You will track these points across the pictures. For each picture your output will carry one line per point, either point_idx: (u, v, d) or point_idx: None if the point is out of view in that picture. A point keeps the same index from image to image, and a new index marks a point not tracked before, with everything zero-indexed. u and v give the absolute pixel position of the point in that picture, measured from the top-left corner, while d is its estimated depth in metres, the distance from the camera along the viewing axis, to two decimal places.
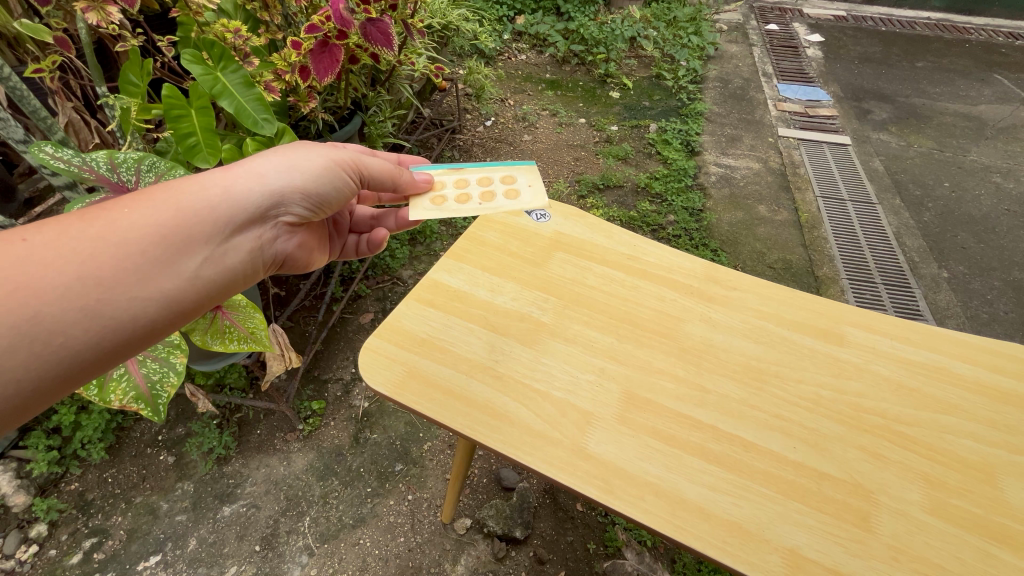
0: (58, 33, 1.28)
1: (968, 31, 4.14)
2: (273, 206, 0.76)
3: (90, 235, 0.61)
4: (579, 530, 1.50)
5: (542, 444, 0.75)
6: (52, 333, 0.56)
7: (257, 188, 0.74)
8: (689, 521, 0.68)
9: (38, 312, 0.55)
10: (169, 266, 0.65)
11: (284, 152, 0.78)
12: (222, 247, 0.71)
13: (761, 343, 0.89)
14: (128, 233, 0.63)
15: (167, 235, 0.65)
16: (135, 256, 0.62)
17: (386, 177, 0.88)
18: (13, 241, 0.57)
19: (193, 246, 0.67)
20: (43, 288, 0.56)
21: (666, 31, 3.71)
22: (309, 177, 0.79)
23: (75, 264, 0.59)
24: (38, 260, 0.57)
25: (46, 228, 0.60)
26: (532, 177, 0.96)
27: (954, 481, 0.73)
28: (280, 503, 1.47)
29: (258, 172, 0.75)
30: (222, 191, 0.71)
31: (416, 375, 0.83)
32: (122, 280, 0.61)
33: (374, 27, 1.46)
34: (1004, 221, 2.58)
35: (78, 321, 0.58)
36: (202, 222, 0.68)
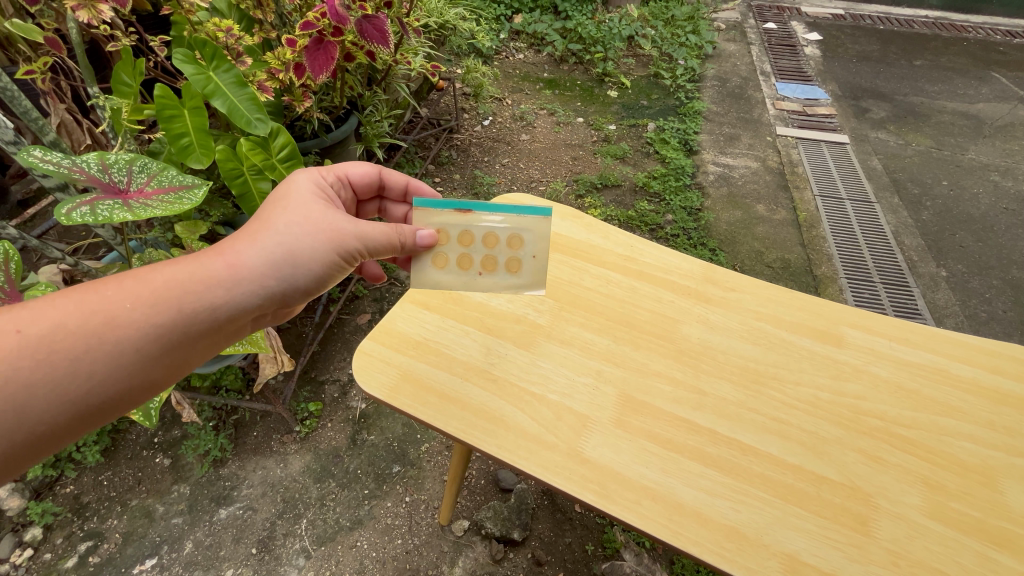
0: (49, 33, 1.27)
1: (966, 29, 4.14)
2: (276, 299, 0.71)
3: (85, 331, 0.58)
4: (577, 531, 1.49)
5: (538, 448, 0.74)
6: (36, 428, 0.56)
7: (260, 284, 0.68)
8: (686, 526, 0.67)
9: (27, 412, 0.55)
10: (163, 360, 0.64)
11: (292, 243, 0.70)
12: (218, 336, 0.68)
13: (759, 345, 0.88)
14: (125, 328, 0.60)
15: (165, 333, 0.63)
16: (128, 353, 0.60)
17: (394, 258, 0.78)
18: (8, 332, 0.55)
19: (188, 342, 0.65)
20: (31, 387, 0.55)
21: (664, 30, 3.70)
22: (315, 274, 0.72)
23: (66, 362, 0.57)
24: (29, 355, 0.55)
25: (42, 314, 0.57)
26: (541, 239, 0.82)
27: (952, 484, 0.73)
28: (277, 506, 1.46)
29: (260, 263, 0.68)
30: (223, 287, 0.66)
31: (410, 378, 0.82)
32: (112, 376, 0.60)
33: (369, 24, 1.45)
34: (1002, 219, 2.58)
35: (62, 415, 0.57)
36: (199, 318, 0.65)
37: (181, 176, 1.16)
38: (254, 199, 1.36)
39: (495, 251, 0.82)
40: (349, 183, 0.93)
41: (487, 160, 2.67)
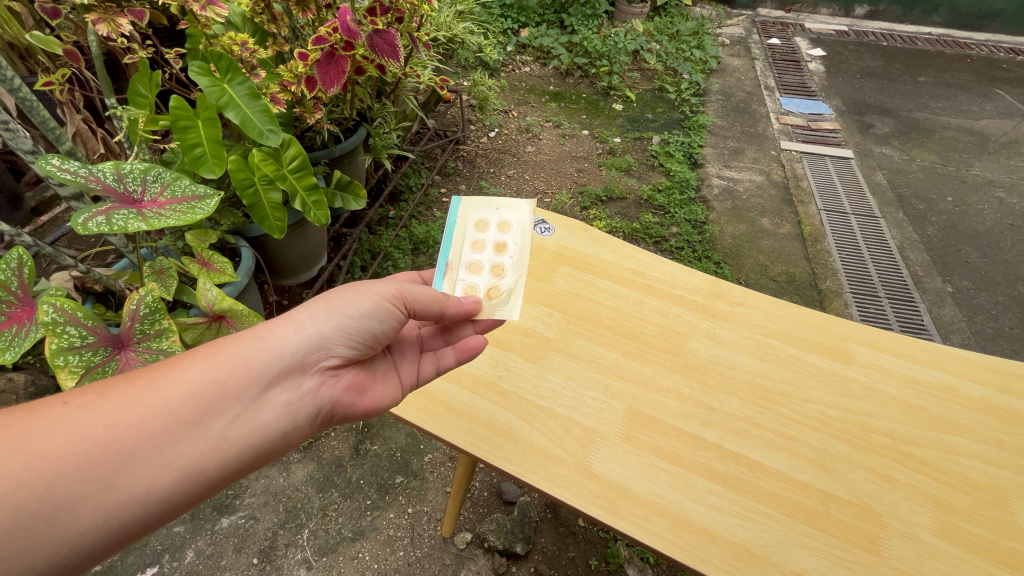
0: (68, 44, 1.30)
1: (969, 46, 4.17)
2: (314, 353, 0.66)
3: (124, 397, 0.57)
4: (580, 545, 1.48)
5: (546, 462, 0.74)
6: (59, 510, 0.51)
7: (295, 335, 0.65)
8: (694, 542, 0.67)
9: (50, 485, 0.51)
10: (194, 428, 0.58)
11: (328, 294, 0.69)
12: (256, 402, 0.62)
13: (766, 361, 0.88)
14: (161, 390, 0.59)
15: (199, 394, 0.60)
16: (162, 416, 0.57)
17: (433, 304, 0.73)
18: (56, 403, 0.56)
19: (223, 404, 0.60)
20: (58, 458, 0.52)
21: (669, 45, 3.74)
22: (350, 316, 0.67)
23: (99, 430, 0.55)
24: (69, 424, 0.54)
25: (91, 388, 0.58)
26: (481, 203, 0.89)
27: (963, 504, 0.72)
28: (279, 515, 1.46)
29: (296, 321, 0.66)
30: (259, 342, 0.64)
31: (418, 390, 0.82)
32: (142, 444, 0.55)
33: (381, 39, 1.48)
34: (1008, 235, 2.58)
35: (85, 491, 0.52)
36: (238, 371, 0.62)
37: (194, 186, 1.18)
38: (264, 208, 1.38)
39: (490, 243, 0.85)
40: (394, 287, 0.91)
41: (493, 171, 2.70)
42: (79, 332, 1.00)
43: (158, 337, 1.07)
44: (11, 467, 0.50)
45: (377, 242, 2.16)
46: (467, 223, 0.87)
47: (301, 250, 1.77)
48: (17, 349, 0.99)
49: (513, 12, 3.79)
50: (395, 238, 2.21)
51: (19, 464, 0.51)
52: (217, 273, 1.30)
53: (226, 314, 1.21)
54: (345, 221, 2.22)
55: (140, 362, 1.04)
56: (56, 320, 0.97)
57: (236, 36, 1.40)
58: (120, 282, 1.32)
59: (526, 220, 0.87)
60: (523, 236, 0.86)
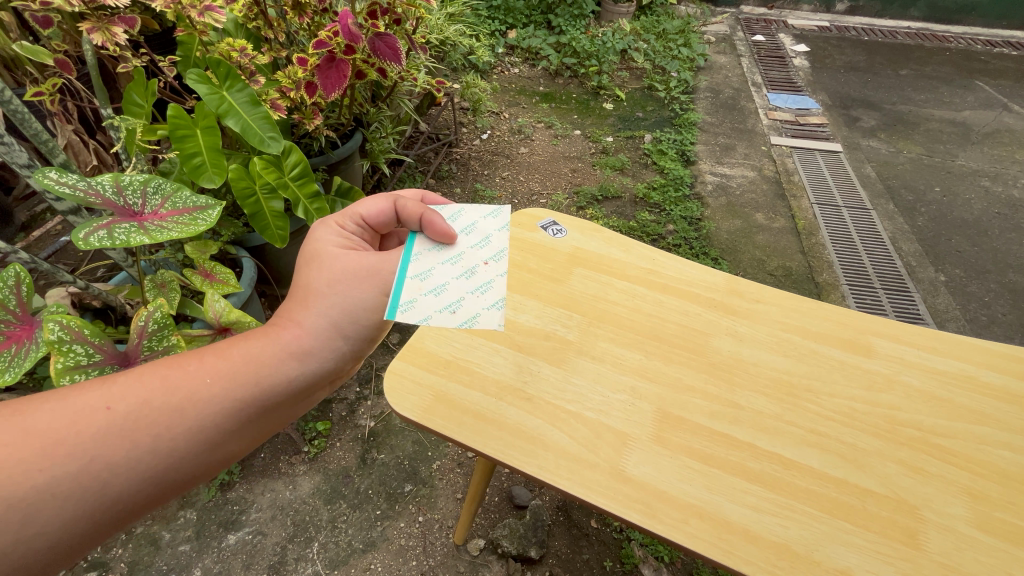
0: (59, 53, 1.26)
1: (947, 39, 4.25)
2: (339, 366, 0.69)
3: (170, 404, 0.56)
4: (594, 547, 1.47)
5: (579, 468, 0.73)
6: (111, 507, 0.52)
7: (328, 353, 0.68)
8: (735, 544, 0.66)
9: (107, 489, 0.52)
10: (239, 434, 0.61)
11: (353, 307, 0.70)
12: (285, 408, 0.65)
13: (789, 357, 0.88)
14: (208, 400, 0.58)
15: (244, 404, 0.60)
16: (209, 427, 0.58)
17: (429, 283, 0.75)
18: (98, 410, 0.53)
19: (264, 412, 0.62)
20: (114, 464, 0.52)
21: (657, 44, 3.76)
22: (371, 333, 0.72)
23: (147, 439, 0.54)
24: (117, 432, 0.53)
25: (131, 390, 0.55)
26: None
27: (996, 494, 0.72)
28: (287, 529, 1.43)
29: (326, 331, 0.68)
30: (297, 351, 0.65)
31: (444, 399, 0.80)
32: (193, 450, 0.56)
33: (381, 43, 1.46)
34: (995, 224, 2.63)
35: (140, 494, 0.54)
36: (277, 383, 0.63)
37: (196, 198, 1.15)
38: (265, 217, 1.35)
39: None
40: (364, 222, 0.80)
41: (487, 174, 2.69)
42: (85, 351, 0.96)
43: (166, 353, 1.05)
44: (63, 474, 0.50)
45: None
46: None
47: (301, 258, 1.74)
48: (17, 369, 0.95)
49: (501, 13, 3.78)
50: None
51: (73, 469, 0.50)
52: (220, 285, 1.27)
53: (233, 326, 1.19)
54: None
55: None
56: (61, 339, 0.94)
57: (233, 42, 1.37)
58: (119, 297, 1.29)
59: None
60: None
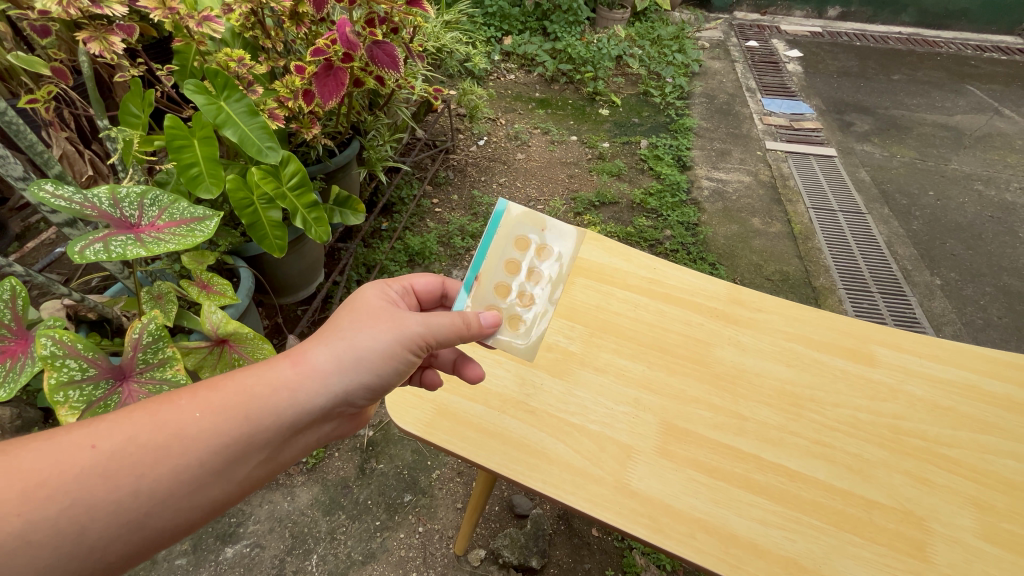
0: (55, 62, 1.25)
1: (938, 44, 4.30)
2: (337, 405, 0.64)
3: (153, 442, 0.54)
4: (596, 556, 1.46)
5: (585, 482, 0.73)
6: (91, 552, 0.50)
7: (324, 389, 0.63)
8: (742, 558, 0.66)
9: (86, 532, 0.50)
10: (225, 475, 0.57)
11: (353, 340, 0.65)
12: (277, 447, 0.61)
13: (793, 367, 0.87)
14: (192, 439, 0.55)
15: (230, 444, 0.57)
16: (192, 467, 0.55)
17: (455, 335, 0.69)
18: (83, 448, 0.52)
19: (253, 452, 0.59)
20: (93, 507, 0.50)
21: (651, 49, 3.78)
22: (374, 370, 0.66)
23: (128, 480, 0.52)
24: (98, 473, 0.51)
25: (117, 428, 0.54)
26: (527, 219, 0.78)
27: (1002, 504, 0.72)
28: (285, 541, 1.42)
29: (323, 368, 0.63)
30: (289, 387, 0.61)
31: (446, 413, 0.80)
32: (173, 493, 0.54)
33: (379, 51, 1.46)
34: (989, 227, 2.65)
35: (120, 538, 0.52)
36: (267, 421, 0.59)
37: (193, 209, 1.14)
38: (264, 227, 1.34)
39: (527, 270, 0.78)
40: (414, 294, 0.85)
41: (485, 180, 2.69)
42: (79, 365, 0.95)
43: (163, 365, 1.03)
44: (43, 517, 0.48)
45: (372, 255, 2.13)
46: (507, 241, 0.77)
47: (299, 267, 1.73)
48: (12, 385, 0.93)
49: (496, 20, 3.80)
50: (391, 251, 2.17)
51: (53, 511, 0.49)
52: (218, 295, 1.26)
53: (230, 338, 1.18)
54: (340, 235, 2.18)
55: (143, 394, 0.99)
56: (55, 354, 0.92)
57: (231, 52, 1.37)
58: (115, 309, 1.28)
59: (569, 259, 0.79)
60: (563, 272, 0.79)
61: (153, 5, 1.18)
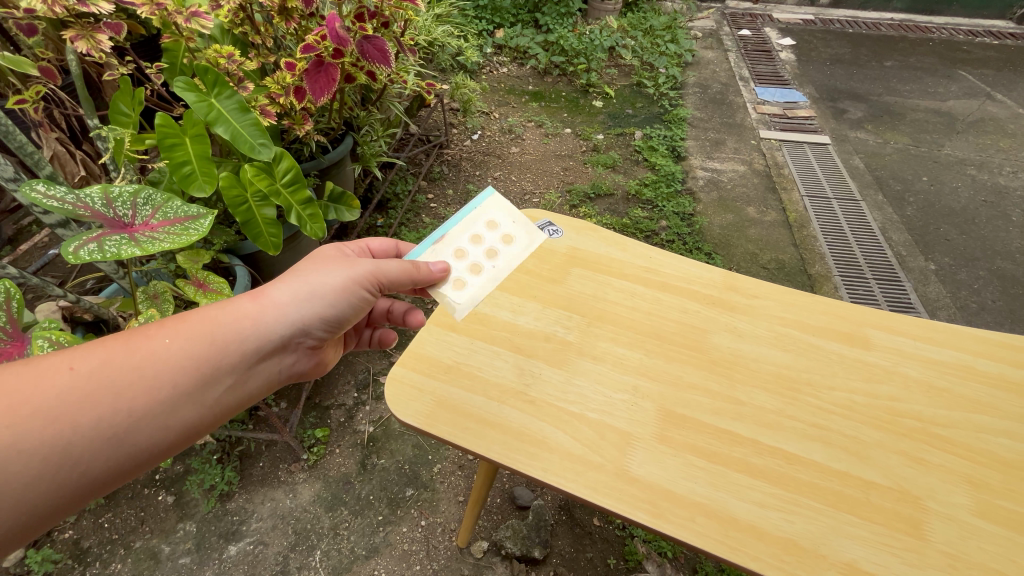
0: (42, 62, 1.24)
1: (929, 30, 4.30)
2: (296, 335, 0.71)
3: (128, 365, 0.60)
4: (598, 545, 1.47)
5: (585, 469, 0.73)
6: (76, 464, 0.55)
7: (282, 320, 0.69)
8: (742, 540, 0.66)
9: (71, 445, 0.55)
10: (196, 397, 0.63)
11: (306, 276, 0.72)
12: (243, 374, 0.67)
13: (788, 351, 0.88)
14: (163, 361, 0.61)
15: (198, 367, 0.63)
16: (165, 387, 0.61)
17: (405, 277, 0.75)
18: (62, 370, 0.57)
19: (219, 376, 0.65)
20: (76, 421, 0.55)
21: (644, 40, 3.77)
22: (330, 303, 0.72)
23: (106, 397, 0.57)
24: (78, 391, 0.56)
25: (93, 353, 0.59)
26: (506, 209, 0.86)
27: (996, 482, 0.73)
28: (288, 538, 1.42)
29: (282, 301, 0.70)
30: (251, 317, 0.68)
31: (445, 404, 0.80)
32: (149, 411, 0.59)
33: (369, 45, 1.45)
34: (982, 212, 2.66)
35: (102, 451, 0.57)
36: (232, 347, 0.66)
37: (187, 207, 1.14)
38: (258, 224, 1.34)
39: (486, 245, 0.83)
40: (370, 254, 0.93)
41: (480, 174, 2.69)
42: None
43: None
44: (30, 431, 0.53)
45: None
46: (479, 219, 0.85)
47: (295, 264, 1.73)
48: None
49: (488, 12, 3.77)
50: None
51: (38, 424, 0.54)
52: (214, 294, 1.25)
53: None
54: (335, 232, 2.18)
55: None
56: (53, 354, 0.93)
57: (220, 49, 1.36)
58: (111, 309, 1.27)
59: (529, 248, 0.83)
60: (519, 258, 0.83)
61: (140, 3, 1.17)
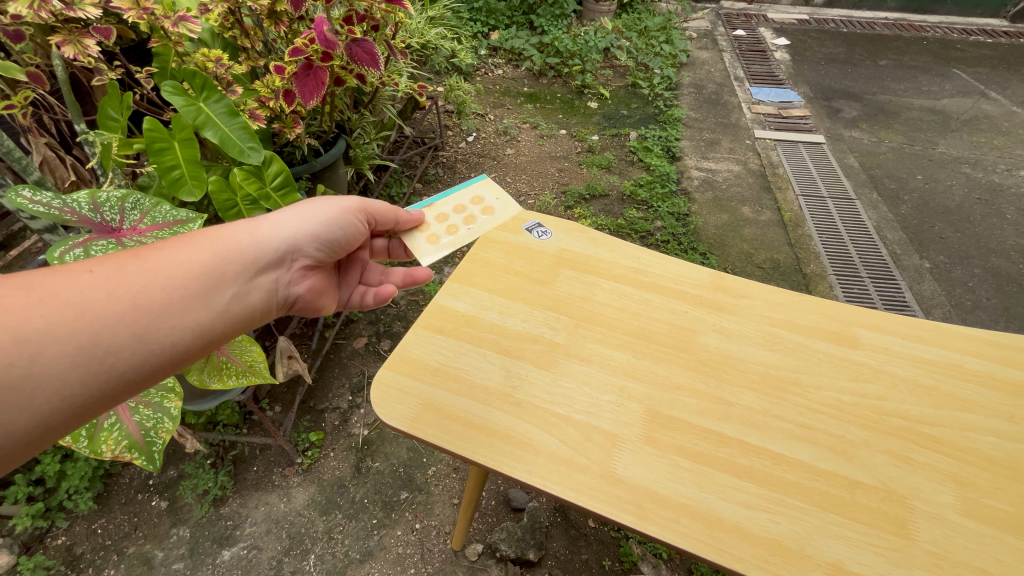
0: (30, 67, 1.24)
1: (923, 28, 4.31)
2: (292, 251, 0.79)
3: (146, 267, 0.63)
4: (593, 547, 1.47)
5: (571, 472, 0.73)
6: (101, 355, 0.56)
7: (280, 235, 0.78)
8: (727, 542, 0.66)
9: (95, 335, 0.56)
10: (210, 298, 0.66)
11: (299, 203, 0.82)
12: (248, 284, 0.72)
13: (776, 351, 0.88)
14: (176, 264, 0.65)
15: (208, 270, 0.67)
16: (180, 284, 0.64)
17: (388, 215, 0.92)
18: (80, 271, 0.59)
19: (228, 280, 0.69)
20: (98, 312, 0.57)
21: (639, 41, 3.77)
22: (323, 222, 0.83)
23: (127, 291, 0.60)
24: (98, 288, 0.58)
25: (103, 260, 0.61)
26: (489, 189, 1.05)
27: (983, 481, 0.73)
28: (282, 542, 1.42)
29: (278, 221, 0.79)
30: (251, 233, 0.75)
31: (431, 407, 0.80)
32: (171, 309, 0.62)
33: (358, 48, 1.44)
34: (977, 210, 2.67)
35: (125, 343, 0.58)
36: (237, 255, 0.71)
37: (176, 211, 1.13)
38: None
39: (467, 212, 1.01)
40: None
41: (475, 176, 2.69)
42: None
43: None
44: (54, 321, 0.54)
45: None
46: (466, 194, 1.04)
47: None
48: None
49: (482, 14, 3.77)
50: None
51: (62, 316, 0.55)
52: None
53: None
54: None
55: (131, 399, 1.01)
56: None
57: (209, 52, 1.35)
58: None
59: (504, 219, 1.03)
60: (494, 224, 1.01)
61: (127, 7, 1.17)
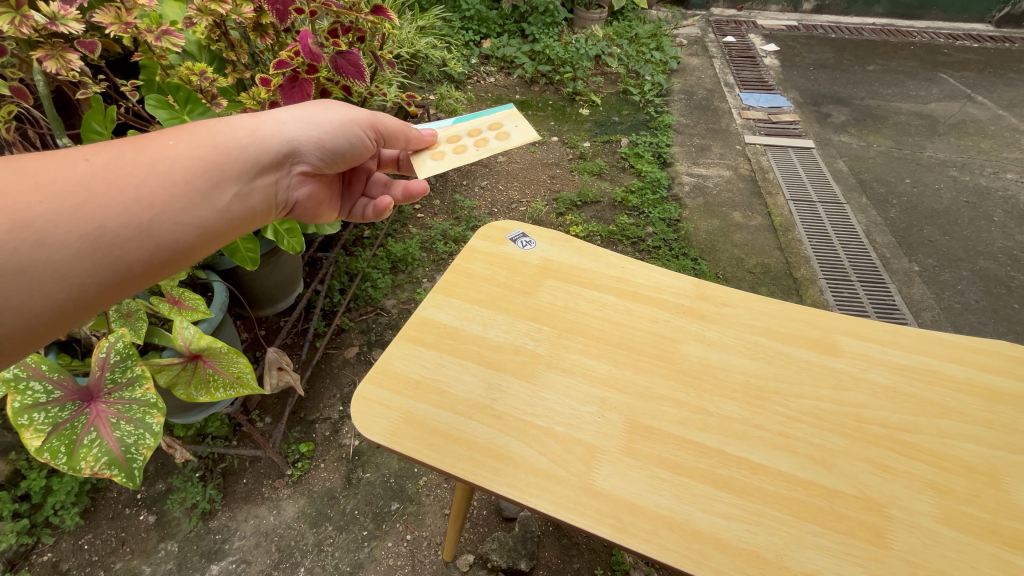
0: (13, 82, 1.23)
1: (910, 34, 4.37)
2: (289, 154, 0.85)
3: (142, 161, 0.68)
4: (585, 556, 1.46)
5: (549, 484, 0.72)
6: (111, 246, 0.63)
7: (280, 136, 0.84)
8: (705, 553, 0.66)
9: (102, 226, 0.63)
10: (208, 197, 0.73)
11: (301, 107, 0.88)
12: (245, 183, 0.78)
13: (758, 360, 0.88)
14: (173, 160, 0.71)
15: (205, 168, 0.73)
16: (179, 181, 0.70)
17: (400, 133, 0.98)
18: (78, 160, 0.64)
19: (226, 180, 0.75)
20: (102, 202, 0.63)
21: (629, 48, 3.80)
22: (324, 130, 0.88)
23: (130, 185, 0.66)
24: (100, 179, 0.64)
25: (104, 151, 0.67)
26: (513, 116, 1.00)
27: (961, 487, 0.73)
28: (272, 556, 1.40)
29: (280, 119, 0.84)
30: (250, 132, 0.80)
31: (412, 420, 0.79)
32: (167, 204, 0.68)
33: (343, 60, 1.45)
34: (965, 212, 2.69)
35: (130, 234, 0.65)
36: (236, 155, 0.77)
37: None
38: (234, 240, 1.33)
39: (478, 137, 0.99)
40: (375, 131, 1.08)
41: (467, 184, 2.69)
42: (43, 388, 0.98)
43: (130, 384, 1.02)
44: (62, 207, 0.60)
45: (354, 264, 2.12)
46: (485, 122, 1.02)
47: (276, 278, 1.73)
48: None
49: (474, 23, 3.79)
50: (373, 258, 2.16)
51: (69, 204, 0.61)
52: (189, 311, 1.24)
53: (203, 353, 1.17)
54: (320, 244, 2.17)
55: (111, 414, 1.00)
56: (19, 378, 0.97)
57: (193, 66, 1.36)
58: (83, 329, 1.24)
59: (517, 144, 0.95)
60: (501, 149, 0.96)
61: (109, 22, 1.17)
